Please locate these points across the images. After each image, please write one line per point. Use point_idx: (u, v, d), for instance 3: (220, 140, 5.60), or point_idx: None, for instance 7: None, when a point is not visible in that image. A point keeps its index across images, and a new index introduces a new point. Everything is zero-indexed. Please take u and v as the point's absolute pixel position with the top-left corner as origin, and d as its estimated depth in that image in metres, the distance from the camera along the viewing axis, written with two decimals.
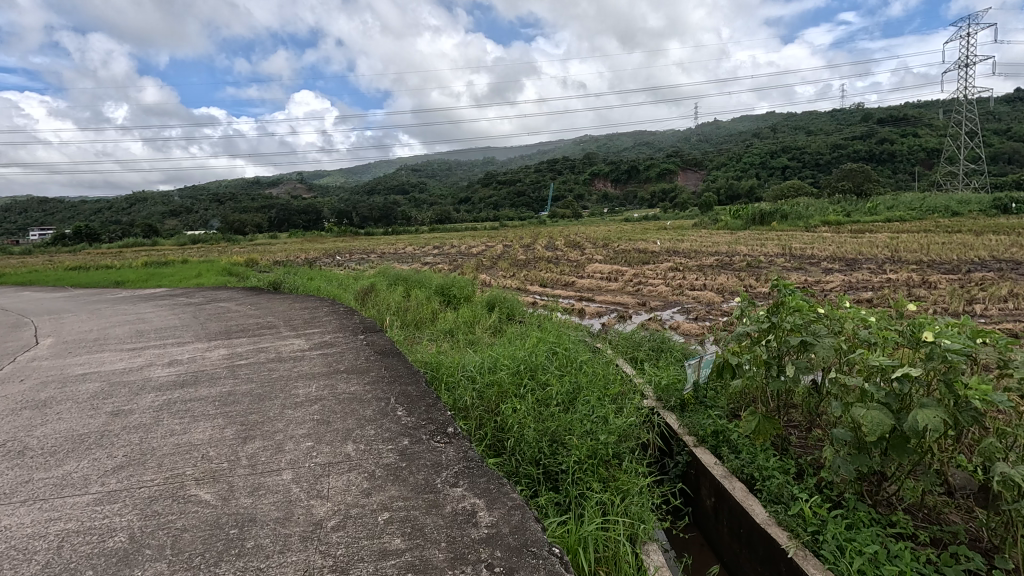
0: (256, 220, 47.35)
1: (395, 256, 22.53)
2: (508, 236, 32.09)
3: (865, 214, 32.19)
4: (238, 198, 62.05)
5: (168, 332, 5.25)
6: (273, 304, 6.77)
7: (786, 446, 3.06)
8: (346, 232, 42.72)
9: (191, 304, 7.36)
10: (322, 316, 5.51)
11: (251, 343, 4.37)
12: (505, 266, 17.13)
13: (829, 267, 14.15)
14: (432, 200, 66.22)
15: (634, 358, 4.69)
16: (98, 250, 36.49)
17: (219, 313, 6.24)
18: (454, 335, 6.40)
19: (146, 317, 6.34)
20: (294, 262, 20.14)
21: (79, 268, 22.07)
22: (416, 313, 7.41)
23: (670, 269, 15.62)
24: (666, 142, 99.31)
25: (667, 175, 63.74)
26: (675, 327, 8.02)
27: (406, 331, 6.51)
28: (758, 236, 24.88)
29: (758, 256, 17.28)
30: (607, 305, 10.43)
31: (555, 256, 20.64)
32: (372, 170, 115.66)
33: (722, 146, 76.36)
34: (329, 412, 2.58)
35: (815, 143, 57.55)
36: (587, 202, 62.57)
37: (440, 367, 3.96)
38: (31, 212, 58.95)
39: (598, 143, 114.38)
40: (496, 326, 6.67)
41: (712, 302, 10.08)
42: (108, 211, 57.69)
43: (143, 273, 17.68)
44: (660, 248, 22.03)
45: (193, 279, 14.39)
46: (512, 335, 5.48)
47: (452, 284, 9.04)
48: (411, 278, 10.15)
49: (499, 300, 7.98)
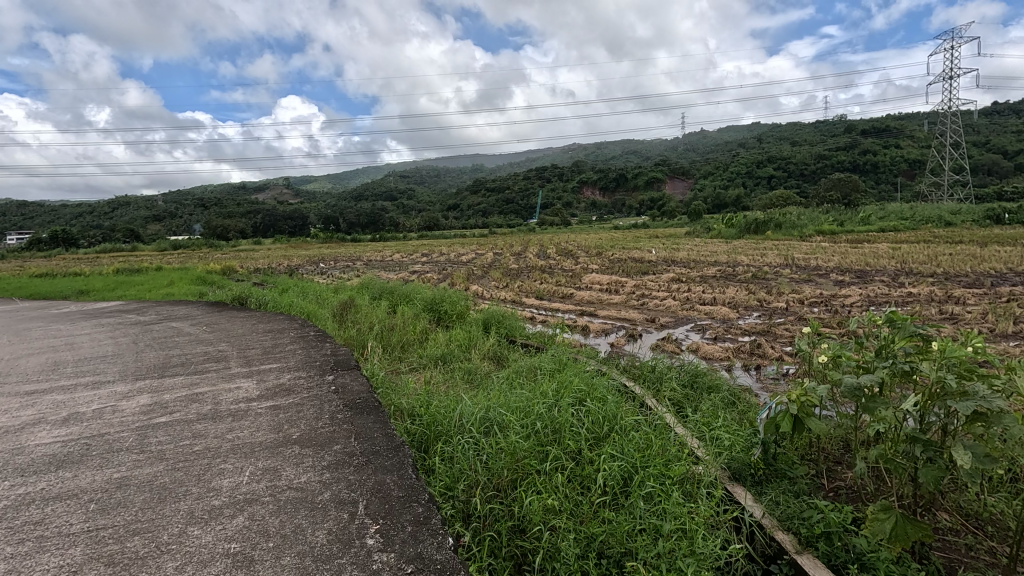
0: (240, 225, 46.09)
1: (381, 263, 21.56)
2: (499, 243, 31.29)
3: (857, 223, 31.93)
4: (223, 202, 60.71)
5: (94, 364, 4.21)
6: (232, 325, 5.72)
7: (928, 556, 2.17)
8: (332, 239, 41.62)
9: (138, 323, 6.27)
10: (286, 344, 4.50)
11: (187, 386, 3.37)
12: (497, 276, 16.25)
13: (840, 280, 13.44)
14: (420, 207, 65.31)
15: (675, 402, 3.78)
16: (74, 255, 35.14)
17: (166, 338, 5.19)
18: (446, 363, 5.47)
19: (77, 341, 5.27)
20: (275, 270, 19.16)
21: (46, 275, 20.85)
22: (402, 334, 6.44)
23: (672, 279, 14.89)
24: (655, 151, 99.56)
25: (655, 184, 63.62)
26: (694, 349, 7.19)
27: (389, 358, 5.58)
28: (755, 246, 24.25)
29: (762, 267, 16.56)
30: (612, 320, 9.56)
31: (549, 265, 19.78)
32: (360, 176, 114.74)
33: (710, 155, 76.45)
34: (260, 537, 1.62)
35: (801, 153, 57.72)
36: (575, 210, 62.12)
37: (432, 419, 3.05)
38: (8, 215, 57.10)
39: (587, 152, 114.47)
40: (497, 351, 5.73)
41: (727, 318, 9.27)
42: (87, 214, 56.10)
43: (111, 281, 16.51)
44: (657, 257, 21.35)
45: (161, 289, 13.29)
46: (518, 369, 4.54)
47: (443, 298, 8.05)
48: (397, 290, 9.18)
49: (496, 318, 7.05)
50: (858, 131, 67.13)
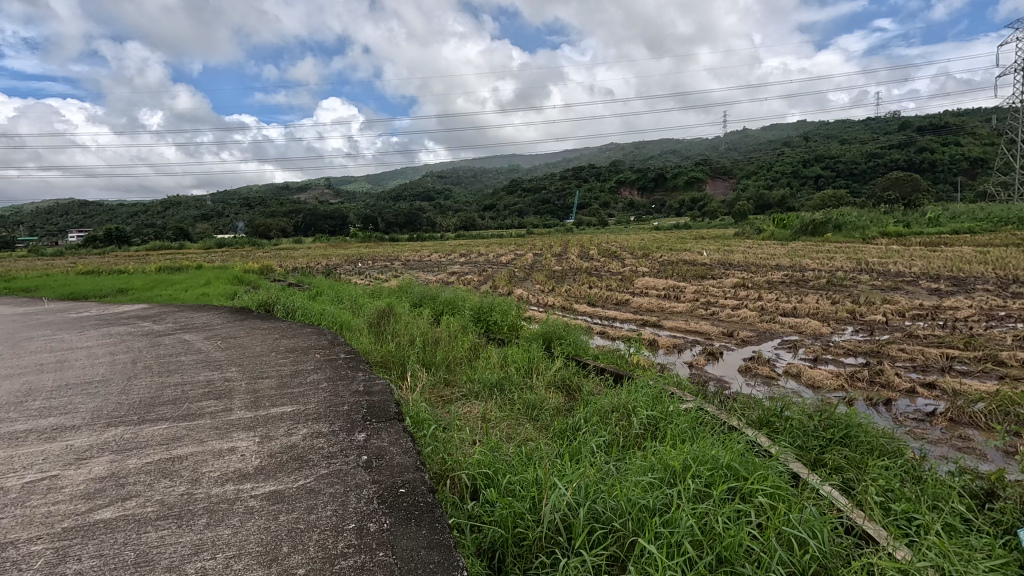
0: (282, 224, 46.63)
1: (420, 264, 20.71)
2: (538, 244, 30.19)
3: (926, 225, 29.36)
4: (266, 201, 61.74)
5: (67, 397, 3.27)
6: (249, 341, 4.79)
7: None
8: (369, 239, 41.21)
9: (148, 335, 5.43)
10: (309, 374, 3.51)
11: (162, 445, 2.40)
12: (540, 279, 15.20)
13: (934, 288, 11.80)
14: (457, 207, 64.88)
15: (843, 488, 2.68)
16: (126, 253, 36.11)
17: (169, 358, 4.28)
18: (504, 392, 4.47)
19: (71, 359, 4.42)
20: (312, 270, 18.73)
21: (89, 273, 20.84)
22: (448, 351, 5.48)
23: (737, 285, 13.53)
24: (696, 150, 96.83)
25: (696, 184, 61.61)
26: (793, 373, 6.00)
27: (437, 386, 4.61)
28: (816, 249, 22.36)
29: (835, 273, 14.95)
30: (681, 334, 8.35)
31: (595, 267, 18.52)
32: (399, 177, 116.31)
33: (754, 154, 73.22)
34: None
35: (852, 151, 54.64)
36: (613, 210, 60.48)
37: (515, 519, 2.07)
38: (70, 214, 59.78)
39: (625, 151, 112.37)
40: (566, 378, 4.68)
41: (818, 334, 7.96)
42: (142, 213, 58.02)
43: (150, 279, 16.27)
44: (711, 260, 19.85)
45: (196, 290, 12.69)
46: (604, 414, 3.51)
47: (493, 307, 7.05)
48: (440, 296, 8.20)
49: (557, 333, 5.96)
50: (916, 126, 63.14)
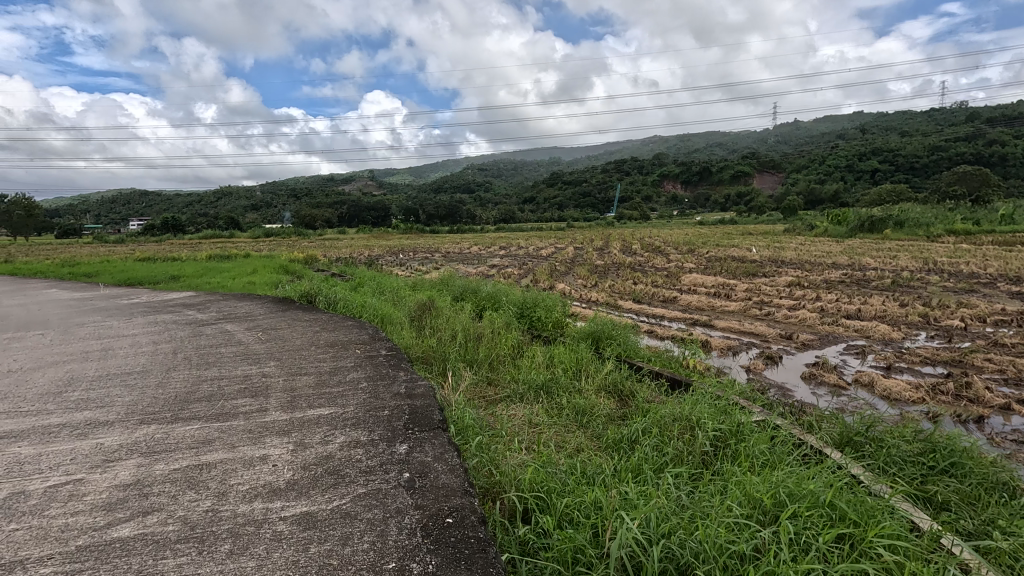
0: (326, 214, 47.64)
1: (460, 256, 20.61)
2: (578, 237, 29.75)
3: (997, 222, 27.29)
4: (312, 192, 63.23)
5: (105, 389, 3.18)
6: (290, 333, 4.66)
7: None
8: (411, 230, 41.55)
9: (192, 323, 5.41)
10: (349, 373, 3.31)
11: (192, 449, 2.23)
12: (583, 274, 14.81)
13: (1015, 292, 10.82)
14: (497, 199, 64.76)
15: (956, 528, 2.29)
16: (181, 240, 37.60)
17: (210, 349, 4.17)
18: (550, 395, 4.21)
19: (115, 347, 4.39)
20: (355, 261, 18.89)
21: (146, 260, 21.67)
22: (491, 348, 5.25)
23: (792, 284, 12.79)
24: (743, 143, 93.56)
25: (743, 178, 59.53)
26: (863, 382, 5.49)
27: (481, 387, 4.38)
28: (875, 247, 21.13)
29: (900, 273, 13.95)
30: (734, 336, 7.88)
31: (638, 262, 17.96)
32: (440, 170, 117.24)
33: (807, 147, 70.13)
34: None
35: (914, 144, 51.54)
36: (655, 203, 59.10)
37: (575, 554, 1.82)
38: (132, 203, 62.89)
39: (669, 144, 109.70)
40: (618, 382, 4.37)
41: (888, 340, 7.34)
42: (197, 203, 60.43)
43: (200, 267, 16.70)
44: (762, 257, 18.96)
45: (243, 278, 12.91)
46: (663, 425, 3.20)
47: (538, 303, 6.78)
48: (482, 290, 7.97)
49: (606, 332, 5.63)
50: (986, 117, 58.99)
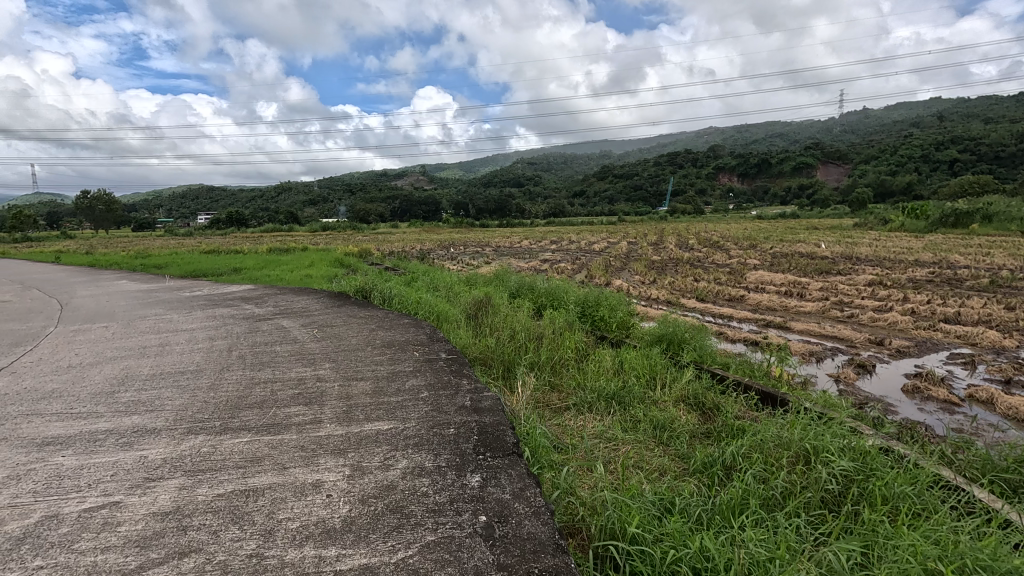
0: (379, 210, 48.52)
1: (511, 251, 20.32)
2: (631, 232, 28.84)
3: None
4: (366, 187, 64.62)
5: (157, 390, 3.01)
6: (345, 332, 4.44)
7: None
8: (461, 224, 41.67)
9: (250, 318, 5.32)
10: (408, 380, 3.01)
11: (240, 468, 1.98)
12: (640, 270, 14.22)
13: None
14: (547, 193, 64.13)
15: None
16: (243, 234, 39.13)
17: (265, 348, 4.00)
18: (621, 406, 3.80)
19: (173, 342, 4.30)
20: (408, 255, 18.96)
21: (210, 253, 22.55)
22: (553, 351, 4.88)
23: (873, 283, 11.75)
24: (806, 133, 88.83)
25: (806, 169, 56.45)
26: (980, 399, 4.78)
27: (546, 394, 4.02)
28: (962, 243, 19.38)
29: (999, 272, 12.59)
30: (816, 340, 7.18)
31: (697, 258, 17.12)
32: (490, 164, 117.51)
33: (877, 136, 65.71)
34: None
35: (1001, 131, 47.36)
36: (710, 198, 56.99)
37: None
38: (200, 198, 66.15)
39: (726, 135, 105.67)
40: (698, 394, 3.91)
41: (999, 349, 6.48)
42: (258, 198, 62.91)
43: (260, 260, 17.09)
44: (834, 253, 17.68)
45: (299, 272, 13.02)
46: (765, 450, 2.74)
47: (600, 301, 6.34)
48: (538, 287, 7.60)
49: (679, 335, 5.14)
50: None
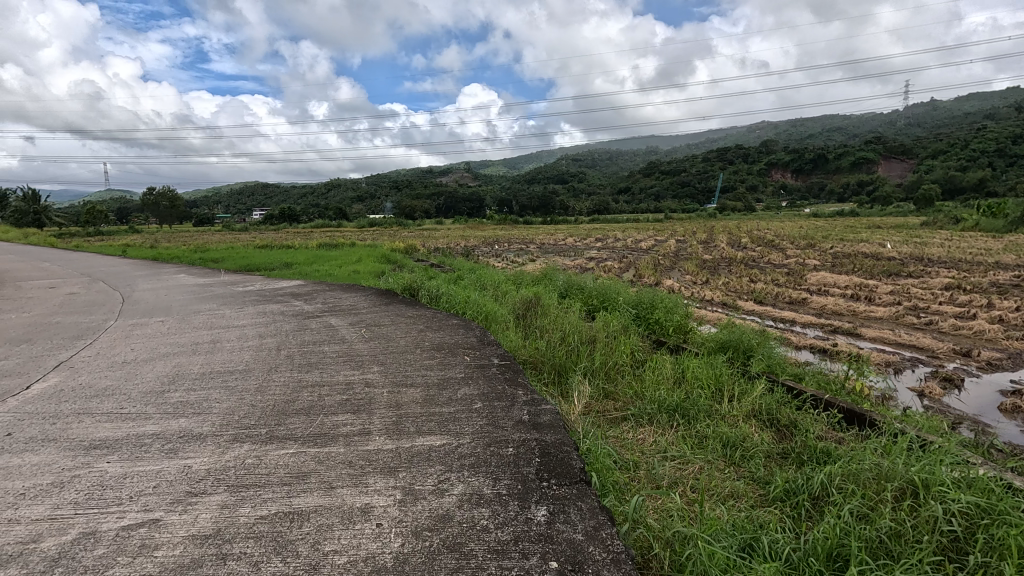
0: (424, 206, 49.05)
1: (556, 248, 20.03)
2: (679, 229, 27.95)
3: None
4: (412, 184, 65.50)
5: (205, 391, 2.94)
6: (393, 332, 4.31)
7: None
8: (505, 221, 41.60)
9: (299, 315, 5.29)
10: (461, 389, 2.81)
11: (285, 486, 1.83)
12: (691, 269, 13.67)
13: None
14: (591, 189, 63.33)
15: None
16: (294, 229, 40.34)
17: (313, 347, 3.91)
18: (685, 419, 3.49)
19: (224, 339, 4.28)
20: (452, 251, 18.97)
21: (263, 247, 23.26)
22: (608, 355, 4.61)
23: (950, 287, 10.85)
24: (867, 126, 84.27)
25: (867, 164, 53.50)
26: None
27: (602, 404, 3.75)
28: None
29: None
30: (892, 348, 6.61)
31: (752, 257, 16.36)
32: (534, 161, 117.12)
33: (947, 129, 61.60)
34: None
35: None
36: (762, 194, 54.83)
37: None
38: (255, 195, 68.74)
39: (780, 130, 101.59)
40: (771, 409, 3.56)
41: None
42: (309, 195, 64.80)
43: (310, 255, 17.41)
44: (902, 254, 16.54)
45: (347, 267, 13.17)
46: (862, 481, 2.40)
47: (655, 303, 6.01)
48: (588, 286, 7.32)
49: (743, 342, 4.77)
50: None
